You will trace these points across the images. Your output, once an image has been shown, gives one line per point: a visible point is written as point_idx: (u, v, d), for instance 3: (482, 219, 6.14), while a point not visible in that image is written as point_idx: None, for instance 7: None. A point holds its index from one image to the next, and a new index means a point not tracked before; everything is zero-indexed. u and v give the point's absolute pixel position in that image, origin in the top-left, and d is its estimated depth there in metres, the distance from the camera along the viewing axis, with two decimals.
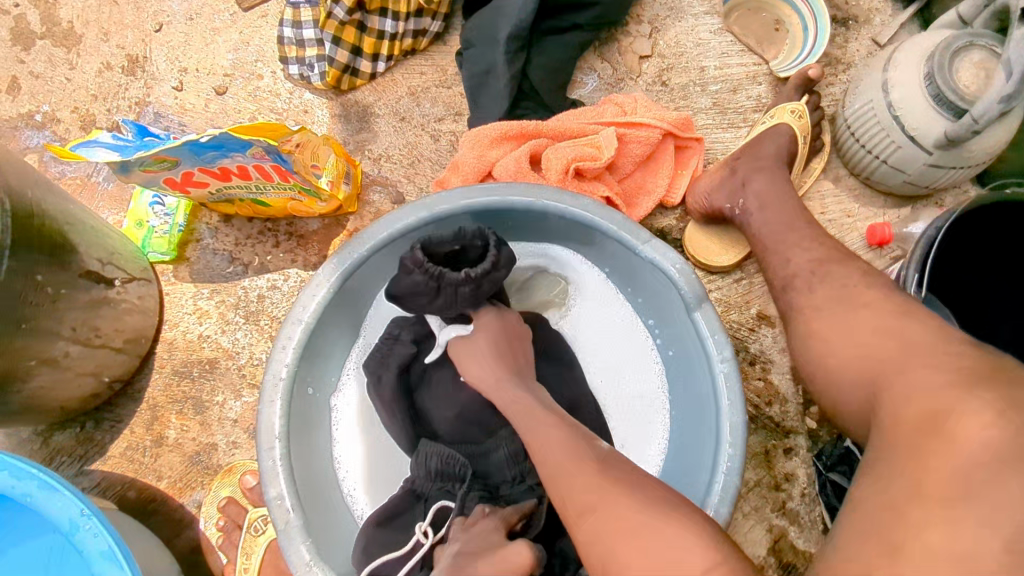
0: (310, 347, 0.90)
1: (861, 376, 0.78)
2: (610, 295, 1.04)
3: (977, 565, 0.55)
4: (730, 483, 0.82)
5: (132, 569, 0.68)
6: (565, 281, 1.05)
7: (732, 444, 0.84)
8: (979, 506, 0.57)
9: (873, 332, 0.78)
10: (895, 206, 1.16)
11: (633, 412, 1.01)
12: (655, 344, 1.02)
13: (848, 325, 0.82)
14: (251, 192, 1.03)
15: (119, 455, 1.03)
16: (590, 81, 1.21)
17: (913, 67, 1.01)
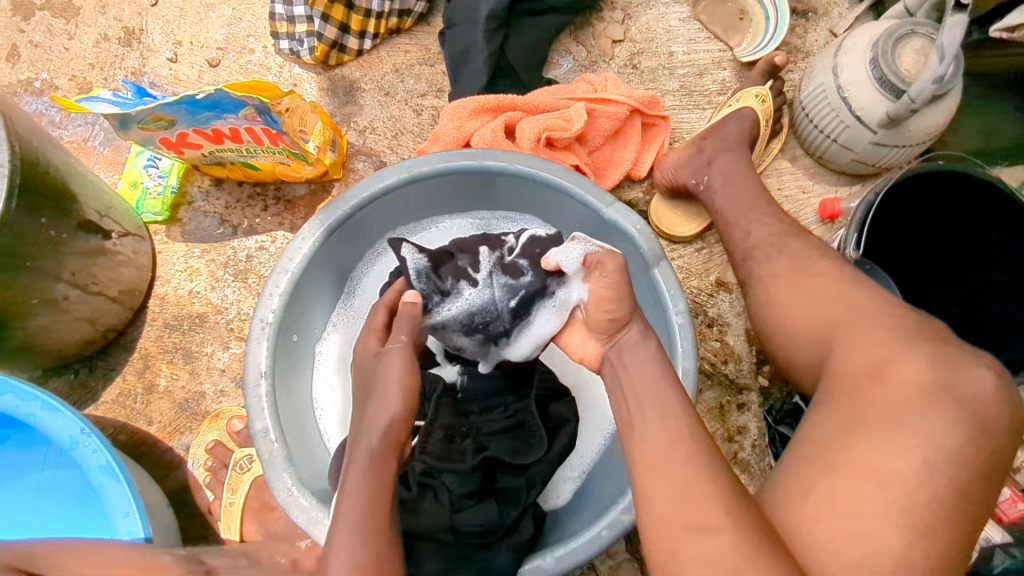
0: (295, 296, 0.97)
1: (805, 326, 0.85)
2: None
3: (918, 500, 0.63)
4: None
5: (129, 479, 0.76)
6: None
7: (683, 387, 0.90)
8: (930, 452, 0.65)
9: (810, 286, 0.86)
10: (846, 184, 1.25)
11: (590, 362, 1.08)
12: None
13: (802, 283, 0.89)
14: (241, 156, 1.09)
15: (112, 401, 1.09)
16: (565, 63, 1.29)
17: (861, 52, 1.09)
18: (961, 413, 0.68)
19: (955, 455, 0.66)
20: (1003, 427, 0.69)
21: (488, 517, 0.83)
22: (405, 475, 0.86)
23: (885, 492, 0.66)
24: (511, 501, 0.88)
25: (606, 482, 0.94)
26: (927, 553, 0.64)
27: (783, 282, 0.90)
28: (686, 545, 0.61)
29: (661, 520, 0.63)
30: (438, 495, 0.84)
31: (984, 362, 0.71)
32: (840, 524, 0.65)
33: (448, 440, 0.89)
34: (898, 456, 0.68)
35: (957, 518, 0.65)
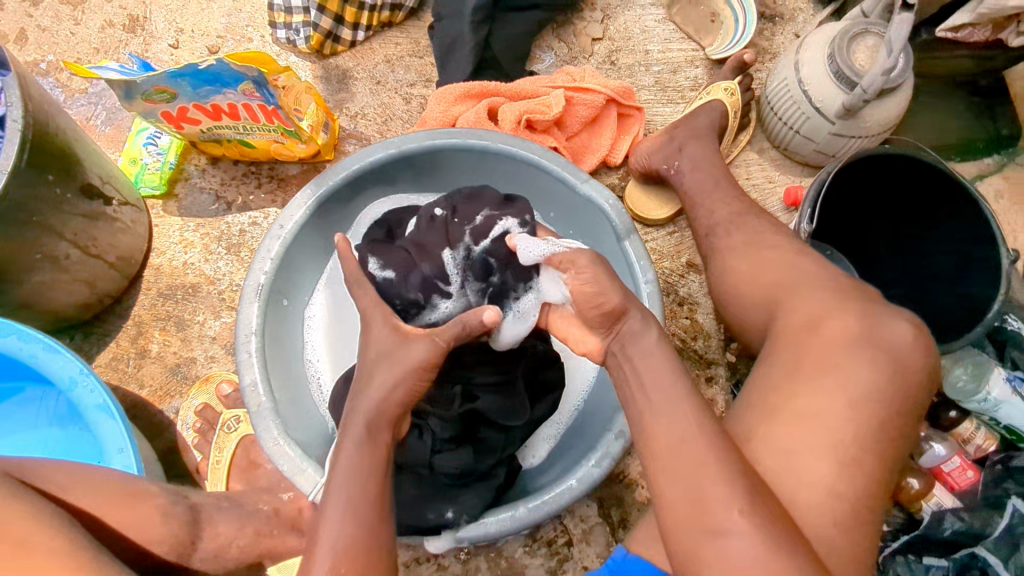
0: (286, 261, 1.02)
1: (761, 293, 0.89)
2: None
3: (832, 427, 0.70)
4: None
5: (123, 417, 0.81)
6: None
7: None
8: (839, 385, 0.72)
9: (766, 254, 0.92)
10: (810, 175, 1.33)
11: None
12: None
13: (755, 255, 0.93)
14: (238, 133, 1.14)
15: (105, 365, 1.13)
16: (547, 58, 1.37)
17: (819, 50, 1.18)
18: (891, 359, 0.74)
19: (886, 396, 0.72)
20: (932, 373, 0.76)
21: (464, 462, 0.89)
22: None
23: (824, 436, 0.71)
24: (489, 452, 0.93)
25: (579, 444, 0.99)
26: (861, 483, 0.70)
27: (742, 254, 0.94)
28: (703, 524, 0.65)
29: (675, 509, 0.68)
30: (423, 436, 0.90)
31: (917, 316, 0.78)
32: (791, 471, 0.70)
33: (440, 386, 0.92)
34: (820, 395, 0.73)
35: (889, 453, 0.71)
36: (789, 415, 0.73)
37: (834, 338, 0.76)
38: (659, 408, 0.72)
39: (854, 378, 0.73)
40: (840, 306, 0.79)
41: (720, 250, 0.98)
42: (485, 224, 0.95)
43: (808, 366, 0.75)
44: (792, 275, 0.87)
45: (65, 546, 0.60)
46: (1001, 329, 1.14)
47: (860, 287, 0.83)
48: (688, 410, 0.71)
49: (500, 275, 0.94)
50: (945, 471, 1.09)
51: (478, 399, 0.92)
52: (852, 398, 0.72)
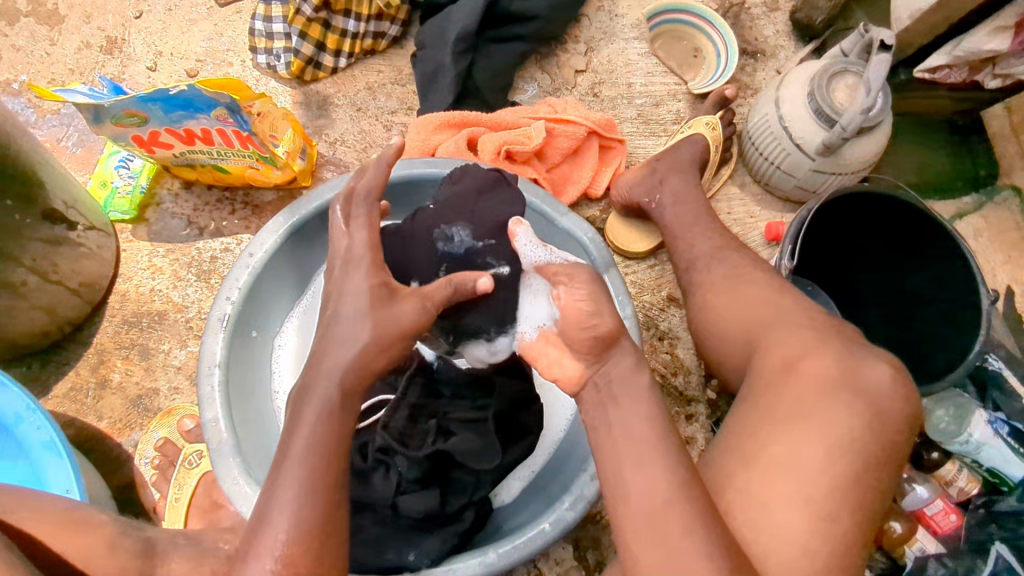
0: (255, 291, 0.99)
1: (741, 332, 0.87)
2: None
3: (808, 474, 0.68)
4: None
5: (69, 455, 0.79)
6: None
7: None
8: (817, 432, 0.70)
9: (746, 290, 0.90)
10: (791, 210, 1.33)
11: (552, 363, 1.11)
12: None
13: (735, 290, 0.91)
14: (212, 158, 1.12)
15: (63, 395, 1.09)
16: (530, 89, 1.36)
17: (800, 87, 1.18)
18: (873, 404, 0.72)
19: (867, 444, 0.69)
20: (912, 421, 0.73)
21: (428, 504, 0.85)
22: (364, 445, 0.89)
23: (802, 485, 0.68)
24: (458, 496, 0.89)
25: (554, 485, 0.96)
26: (836, 535, 0.66)
27: (720, 291, 0.92)
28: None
29: (646, 560, 0.64)
30: (390, 473, 0.87)
31: (898, 358, 0.76)
32: (767, 521, 0.67)
33: (413, 420, 0.89)
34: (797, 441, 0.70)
35: (866, 505, 0.68)
36: (764, 460, 0.70)
37: (810, 380, 0.74)
38: (627, 451, 0.69)
39: (833, 423, 0.70)
40: (821, 348, 0.77)
41: (699, 286, 0.96)
42: (461, 245, 0.89)
43: (786, 410, 0.73)
44: (770, 313, 0.85)
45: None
46: (983, 370, 1.13)
47: (840, 327, 0.81)
48: (659, 452, 0.68)
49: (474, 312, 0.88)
50: (927, 514, 1.05)
51: (453, 436, 0.87)
52: (829, 445, 0.69)
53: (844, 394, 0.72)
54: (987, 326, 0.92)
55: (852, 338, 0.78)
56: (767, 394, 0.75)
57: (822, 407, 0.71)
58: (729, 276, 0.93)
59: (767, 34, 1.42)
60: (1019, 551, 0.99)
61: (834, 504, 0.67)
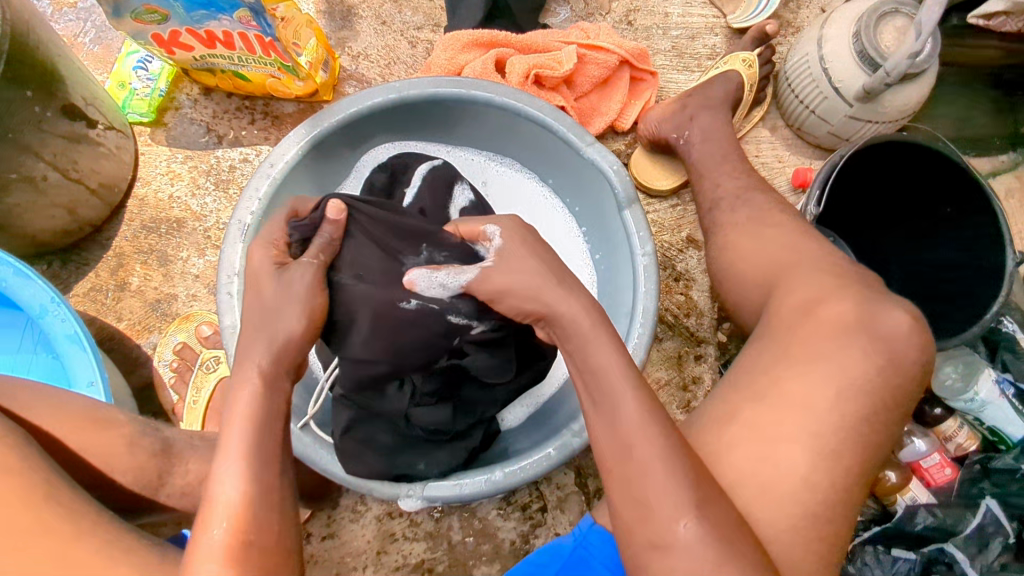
0: (275, 203, 0.99)
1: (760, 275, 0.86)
2: (544, 199, 1.16)
3: (818, 413, 0.68)
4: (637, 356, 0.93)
5: (93, 348, 0.81)
6: (515, 180, 1.16)
7: (644, 325, 0.95)
8: (832, 374, 0.69)
9: (770, 233, 0.88)
10: (820, 157, 1.30)
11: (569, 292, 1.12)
12: (585, 236, 1.14)
13: (759, 233, 0.89)
14: (232, 64, 1.10)
15: (83, 295, 1.10)
16: (562, 12, 1.31)
17: (846, 27, 1.12)
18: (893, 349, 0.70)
19: (882, 389, 0.69)
20: (927, 369, 0.72)
21: (441, 418, 0.89)
22: None
23: (812, 424, 0.68)
24: (468, 413, 0.92)
25: (559, 413, 0.98)
26: (838, 474, 0.67)
27: (743, 232, 0.90)
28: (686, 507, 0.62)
29: None
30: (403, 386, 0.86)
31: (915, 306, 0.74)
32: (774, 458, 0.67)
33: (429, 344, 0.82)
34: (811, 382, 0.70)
35: (870, 448, 0.68)
36: (773, 397, 0.70)
37: (827, 322, 0.72)
38: (600, 389, 0.67)
39: (849, 367, 0.69)
40: (841, 291, 0.75)
41: (721, 226, 0.94)
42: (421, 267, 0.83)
43: (799, 352, 0.72)
44: (791, 255, 0.83)
45: (20, 466, 0.57)
46: (996, 330, 1.12)
47: (863, 273, 0.79)
48: (632, 386, 0.66)
49: (470, 305, 0.82)
50: (923, 466, 1.08)
51: (466, 357, 0.87)
52: (839, 387, 0.68)
53: (864, 339, 0.70)
54: (1011, 284, 0.91)
55: (875, 284, 0.77)
56: (779, 334, 0.74)
57: (835, 350, 0.70)
58: (753, 217, 0.91)
59: None
60: (1009, 508, 1.00)
61: (841, 443, 0.67)
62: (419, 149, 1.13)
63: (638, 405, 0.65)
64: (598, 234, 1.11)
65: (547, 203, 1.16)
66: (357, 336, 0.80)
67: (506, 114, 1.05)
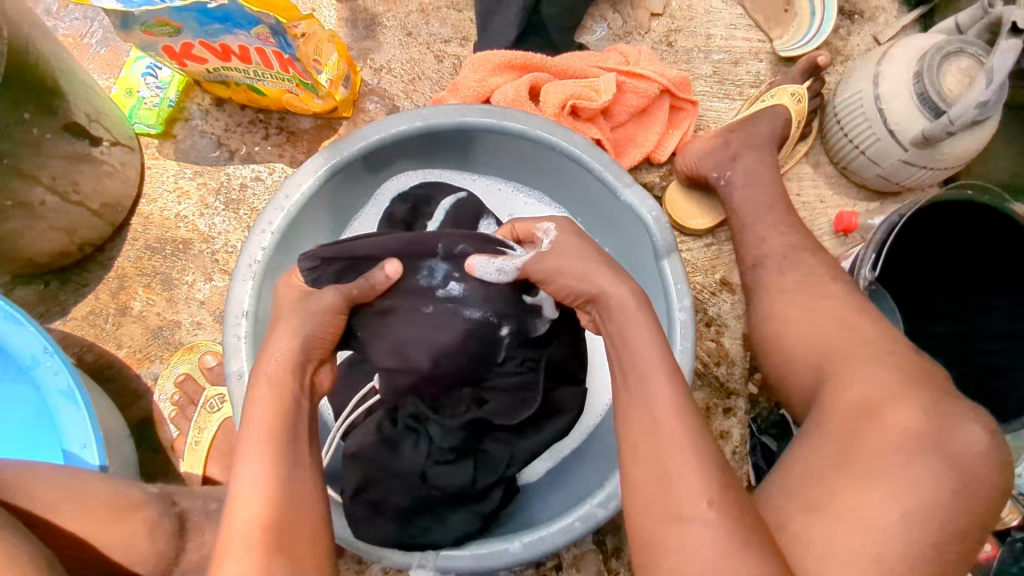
0: (289, 236, 0.92)
1: (816, 353, 0.79)
2: None
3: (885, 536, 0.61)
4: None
5: (89, 409, 0.75)
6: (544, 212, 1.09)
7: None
8: (901, 489, 0.62)
9: (825, 305, 0.81)
10: (864, 199, 1.22)
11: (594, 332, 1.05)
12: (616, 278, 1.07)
13: (810, 305, 0.82)
14: (248, 77, 1.02)
15: (81, 318, 1.04)
16: (599, 29, 1.23)
17: (905, 65, 1.05)
18: (970, 464, 0.63)
19: (959, 511, 0.62)
20: (1005, 484, 0.65)
21: (460, 479, 0.84)
22: (393, 411, 0.87)
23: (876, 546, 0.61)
24: (488, 474, 0.87)
25: (584, 476, 0.92)
26: None
27: (792, 300, 0.84)
28: None
29: None
30: (419, 441, 0.84)
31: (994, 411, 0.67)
32: None
33: (447, 387, 0.85)
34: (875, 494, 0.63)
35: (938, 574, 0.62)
36: (835, 508, 0.63)
37: (894, 432, 0.66)
38: (626, 362, 0.64)
39: (919, 483, 0.62)
40: (904, 391, 0.69)
41: (768, 290, 0.88)
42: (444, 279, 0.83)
43: (861, 460, 0.65)
44: (847, 337, 0.77)
45: None
46: None
47: (926, 366, 0.73)
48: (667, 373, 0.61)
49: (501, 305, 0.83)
50: None
51: (487, 404, 0.86)
52: (909, 505, 0.61)
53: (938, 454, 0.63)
54: None
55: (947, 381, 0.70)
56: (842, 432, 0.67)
57: (903, 460, 0.64)
58: (804, 284, 0.85)
59: None
60: None
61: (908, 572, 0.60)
62: (444, 178, 1.06)
63: (671, 387, 0.61)
64: (632, 276, 1.03)
65: (577, 240, 1.08)
66: (390, 352, 0.82)
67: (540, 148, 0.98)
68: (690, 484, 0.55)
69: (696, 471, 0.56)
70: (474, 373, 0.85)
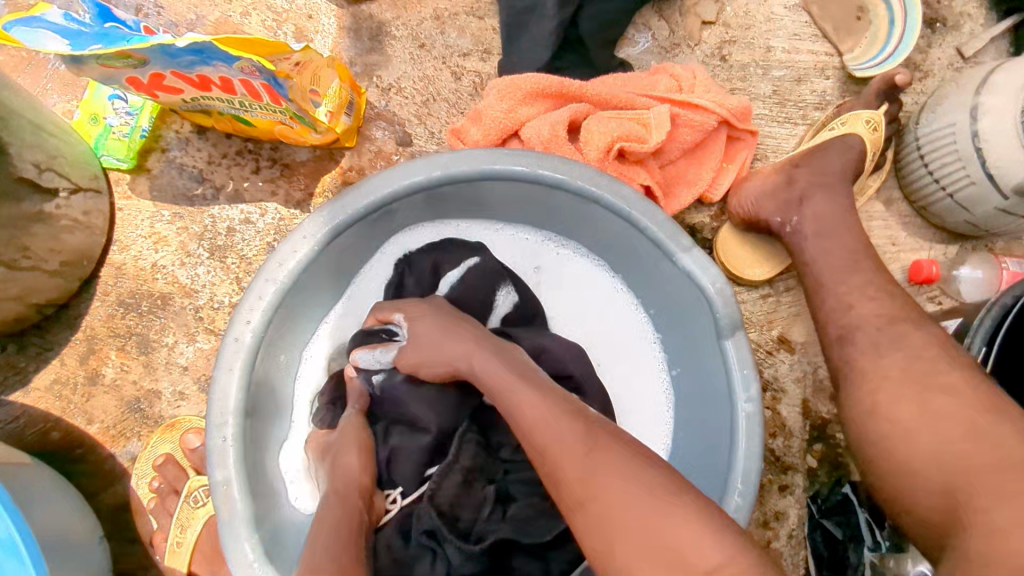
0: (282, 310, 0.78)
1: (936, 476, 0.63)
2: (612, 292, 0.94)
3: None
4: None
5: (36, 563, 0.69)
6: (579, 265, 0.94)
7: (742, 495, 0.75)
8: None
9: (945, 408, 0.65)
10: (943, 242, 1.07)
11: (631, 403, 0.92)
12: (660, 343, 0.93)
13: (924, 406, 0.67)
14: (232, 107, 0.86)
15: (45, 389, 0.90)
16: (643, 40, 1.05)
17: (1010, 100, 0.89)
18: None
19: None
20: None
21: None
22: (404, 525, 0.74)
23: None
24: None
25: None
26: None
27: (902, 400, 0.68)
28: None
29: None
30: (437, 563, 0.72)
31: None
32: None
33: (466, 486, 0.73)
34: None
35: None
36: None
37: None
38: (503, 401, 0.65)
39: None
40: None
41: (866, 376, 0.72)
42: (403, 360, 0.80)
43: None
44: (981, 458, 0.61)
45: None
46: None
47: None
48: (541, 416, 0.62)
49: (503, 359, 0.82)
50: None
51: (510, 506, 0.75)
52: None
53: None
54: None
55: None
56: None
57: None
58: (910, 372, 0.69)
59: None
60: None
61: None
62: (461, 229, 0.91)
63: (557, 433, 0.60)
64: (681, 346, 0.89)
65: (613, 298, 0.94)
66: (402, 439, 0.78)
67: (578, 200, 0.83)
68: (627, 537, 0.53)
69: (635, 495, 0.55)
70: (484, 464, 0.76)
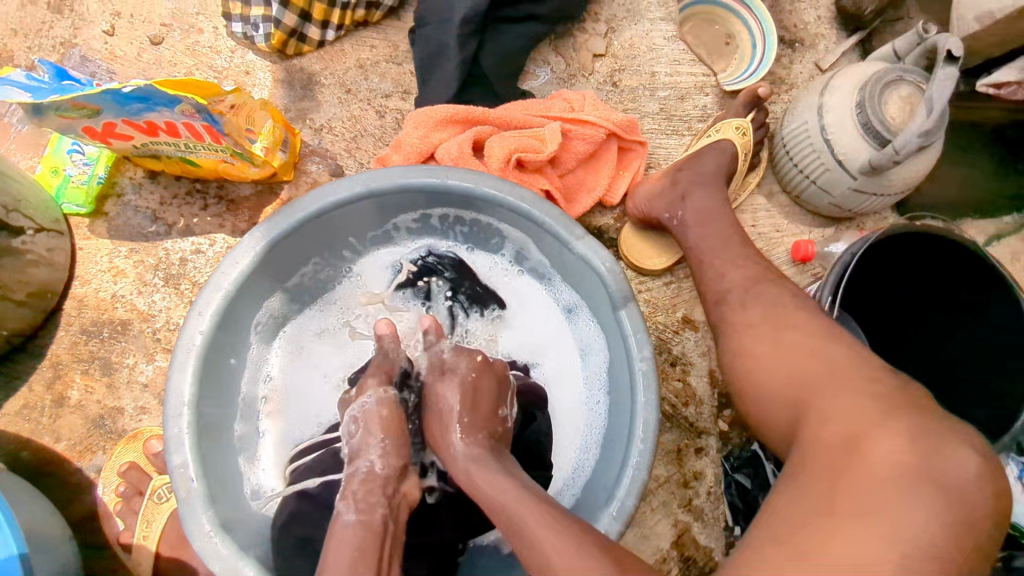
0: (228, 317, 0.88)
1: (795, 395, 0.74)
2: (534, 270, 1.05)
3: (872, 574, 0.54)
4: (626, 505, 0.82)
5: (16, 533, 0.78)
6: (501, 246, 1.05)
7: (638, 465, 0.83)
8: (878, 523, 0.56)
9: (790, 337, 0.77)
10: (820, 226, 1.22)
11: (563, 412, 1.01)
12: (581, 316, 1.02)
13: (777, 338, 0.78)
14: (179, 150, 0.98)
15: (14, 413, 0.98)
16: (542, 74, 1.22)
17: (847, 96, 1.05)
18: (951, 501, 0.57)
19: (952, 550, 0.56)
20: (998, 516, 0.59)
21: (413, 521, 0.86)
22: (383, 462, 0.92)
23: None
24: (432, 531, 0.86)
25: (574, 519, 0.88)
26: None
27: (760, 336, 0.80)
28: None
29: None
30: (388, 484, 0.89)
31: (977, 441, 0.63)
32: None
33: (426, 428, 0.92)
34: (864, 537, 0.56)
35: None
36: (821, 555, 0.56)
37: (878, 468, 0.60)
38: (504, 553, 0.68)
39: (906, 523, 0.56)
40: (890, 422, 0.63)
41: (732, 326, 0.84)
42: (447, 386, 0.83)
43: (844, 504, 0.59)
44: (822, 370, 0.72)
45: None
46: None
47: (907, 391, 0.67)
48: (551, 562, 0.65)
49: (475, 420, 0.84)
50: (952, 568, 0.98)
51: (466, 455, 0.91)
52: (899, 552, 0.55)
53: (931, 493, 0.58)
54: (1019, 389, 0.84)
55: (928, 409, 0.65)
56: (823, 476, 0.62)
57: (904, 504, 0.57)
58: (771, 317, 0.81)
59: (807, 20, 1.28)
60: None
61: None
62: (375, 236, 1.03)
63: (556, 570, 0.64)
64: (593, 346, 1.01)
65: (548, 318, 1.06)
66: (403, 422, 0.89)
67: (464, 197, 0.95)
68: None
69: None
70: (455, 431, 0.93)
